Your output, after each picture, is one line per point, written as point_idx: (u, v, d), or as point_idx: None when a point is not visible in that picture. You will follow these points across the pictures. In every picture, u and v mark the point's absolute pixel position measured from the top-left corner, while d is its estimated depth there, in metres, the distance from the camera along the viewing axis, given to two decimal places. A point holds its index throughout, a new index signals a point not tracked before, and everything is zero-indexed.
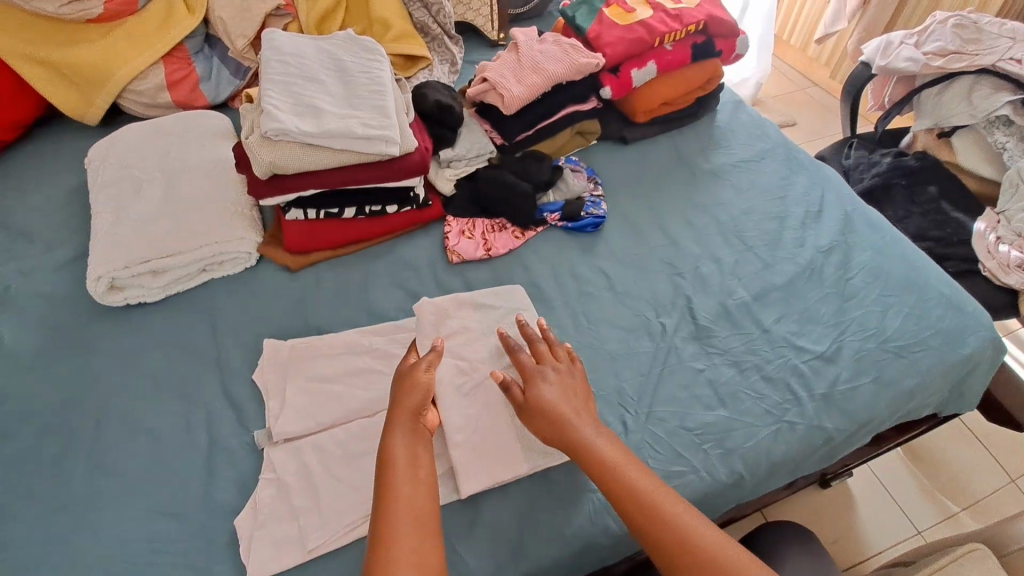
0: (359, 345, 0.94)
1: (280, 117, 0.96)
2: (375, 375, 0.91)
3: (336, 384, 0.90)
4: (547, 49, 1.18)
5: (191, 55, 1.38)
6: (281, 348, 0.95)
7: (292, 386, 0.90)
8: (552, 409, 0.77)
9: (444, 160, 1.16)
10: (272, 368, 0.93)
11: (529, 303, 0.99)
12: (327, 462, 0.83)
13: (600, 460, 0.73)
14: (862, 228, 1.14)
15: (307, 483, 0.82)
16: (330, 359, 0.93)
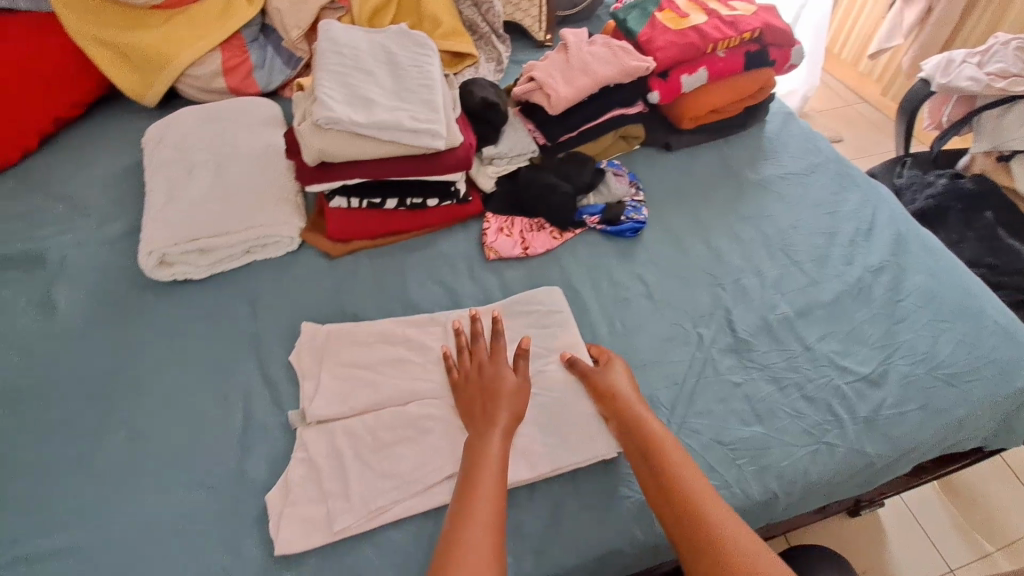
0: (391, 334, 0.95)
1: (332, 106, 0.97)
2: (410, 365, 0.91)
3: (369, 371, 0.91)
4: (597, 51, 1.17)
5: (247, 43, 1.42)
6: (318, 333, 0.97)
7: (328, 369, 0.91)
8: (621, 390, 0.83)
9: (486, 157, 1.17)
10: (310, 351, 0.95)
11: (563, 301, 0.98)
12: (359, 448, 0.83)
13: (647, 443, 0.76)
14: (916, 249, 1.09)
15: (338, 466, 0.82)
16: (367, 346, 0.94)
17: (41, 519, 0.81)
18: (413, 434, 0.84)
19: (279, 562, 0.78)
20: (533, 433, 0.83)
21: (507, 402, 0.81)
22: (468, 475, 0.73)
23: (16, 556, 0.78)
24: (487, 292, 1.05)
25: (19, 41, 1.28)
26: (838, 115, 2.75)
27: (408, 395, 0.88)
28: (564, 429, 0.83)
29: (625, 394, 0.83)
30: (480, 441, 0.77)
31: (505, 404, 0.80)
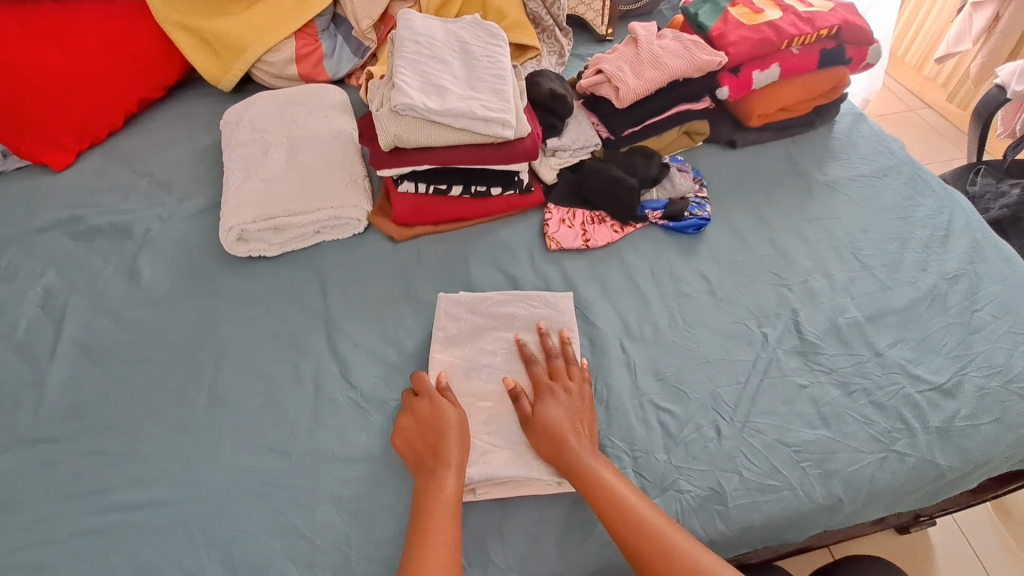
0: (518, 316, 0.96)
1: (409, 93, 1.00)
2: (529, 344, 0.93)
3: (498, 355, 0.92)
4: (668, 45, 1.16)
5: (318, 32, 1.48)
6: (459, 316, 0.96)
7: (470, 349, 0.93)
8: (554, 427, 0.79)
9: (550, 149, 1.19)
10: (450, 332, 0.95)
11: (446, 311, 0.97)
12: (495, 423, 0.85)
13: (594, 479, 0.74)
14: (993, 258, 1.05)
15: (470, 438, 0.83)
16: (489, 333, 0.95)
17: (128, 472, 0.86)
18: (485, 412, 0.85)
19: (348, 527, 0.81)
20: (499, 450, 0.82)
21: (455, 438, 0.79)
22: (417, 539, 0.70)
23: (109, 504, 0.83)
24: (547, 281, 1.06)
25: (113, 24, 1.36)
26: (895, 121, 2.66)
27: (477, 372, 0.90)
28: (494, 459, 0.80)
29: (549, 427, 0.80)
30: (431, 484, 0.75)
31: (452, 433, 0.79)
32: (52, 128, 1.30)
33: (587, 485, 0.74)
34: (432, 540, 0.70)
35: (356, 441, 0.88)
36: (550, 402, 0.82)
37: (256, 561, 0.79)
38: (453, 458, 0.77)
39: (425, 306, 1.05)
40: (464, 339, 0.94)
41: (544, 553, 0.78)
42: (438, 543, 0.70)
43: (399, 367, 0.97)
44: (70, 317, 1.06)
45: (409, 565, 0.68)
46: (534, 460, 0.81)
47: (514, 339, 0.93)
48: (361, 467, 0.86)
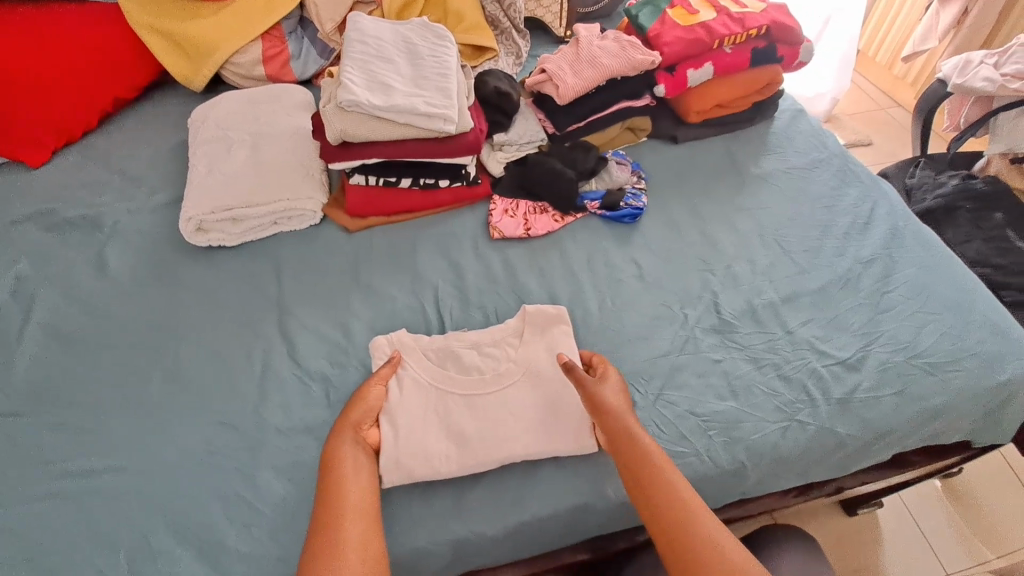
0: (433, 451, 0.85)
1: (354, 90, 1.06)
2: (438, 402, 0.90)
3: (447, 376, 0.92)
4: (606, 45, 1.22)
5: (285, 34, 1.56)
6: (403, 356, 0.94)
7: (432, 343, 0.96)
8: (612, 410, 0.82)
9: (496, 143, 1.26)
10: (422, 347, 0.96)
11: (407, 342, 0.96)
12: (520, 394, 0.91)
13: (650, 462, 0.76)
14: (911, 243, 1.11)
15: (522, 379, 0.92)
16: (422, 363, 0.93)
17: (84, 444, 0.92)
18: (489, 335, 0.97)
19: (286, 493, 0.87)
20: (523, 402, 0.90)
21: (356, 414, 0.85)
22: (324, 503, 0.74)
23: (63, 472, 0.89)
24: (488, 268, 1.13)
25: (85, 27, 1.43)
26: (866, 119, 2.74)
27: (451, 356, 0.95)
28: (534, 407, 0.90)
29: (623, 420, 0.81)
30: (333, 450, 0.79)
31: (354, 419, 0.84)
32: (29, 128, 1.37)
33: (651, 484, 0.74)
34: (341, 492, 0.75)
35: (297, 414, 0.94)
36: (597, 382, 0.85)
37: (197, 523, 0.84)
38: (348, 425, 0.83)
39: (372, 292, 1.11)
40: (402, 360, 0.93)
41: (463, 513, 0.84)
42: (352, 496, 0.75)
43: (343, 346, 1.02)
44: (38, 303, 1.12)
45: (323, 517, 0.72)
46: (545, 434, 0.87)
47: (424, 388, 0.91)
48: (300, 439, 0.92)
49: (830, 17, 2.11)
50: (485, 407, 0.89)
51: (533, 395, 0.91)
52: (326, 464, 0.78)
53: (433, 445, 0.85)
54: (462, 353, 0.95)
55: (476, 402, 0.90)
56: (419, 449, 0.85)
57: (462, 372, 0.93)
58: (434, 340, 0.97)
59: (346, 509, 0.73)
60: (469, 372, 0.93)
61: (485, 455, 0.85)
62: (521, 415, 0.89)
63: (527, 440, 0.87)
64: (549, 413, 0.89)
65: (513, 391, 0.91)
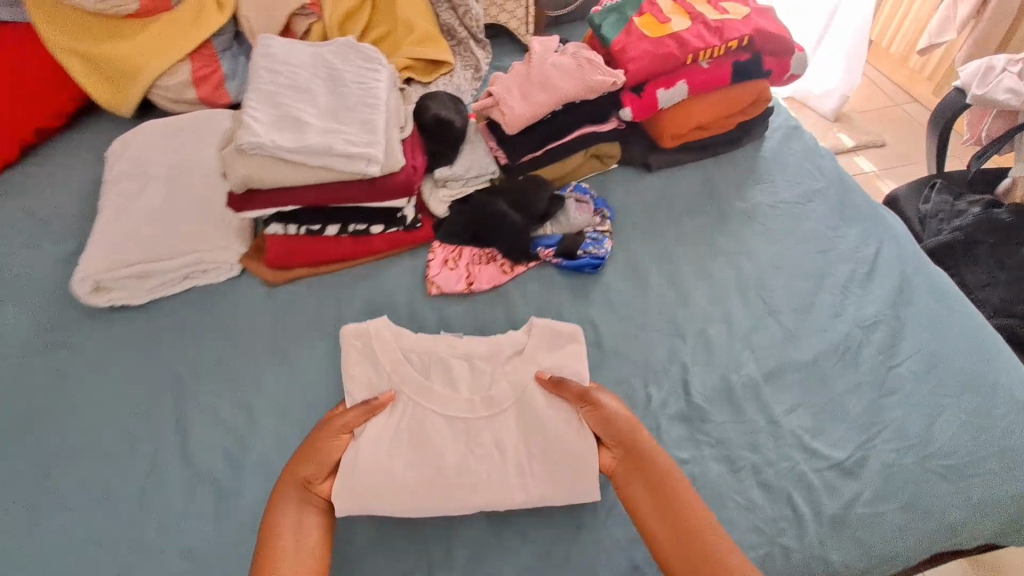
0: (402, 483, 0.76)
1: (257, 130, 0.90)
2: (416, 423, 0.81)
3: (431, 392, 0.83)
4: (560, 63, 1.05)
5: (217, 53, 1.38)
6: (382, 363, 0.85)
7: (418, 352, 0.87)
8: (620, 427, 0.77)
9: (439, 179, 1.09)
10: (405, 357, 0.87)
11: (391, 344, 0.87)
12: (514, 416, 0.82)
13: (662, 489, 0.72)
14: (924, 297, 0.92)
15: (516, 400, 0.83)
16: (404, 376, 0.84)
17: None
18: (488, 344, 0.88)
19: None
20: (511, 423, 0.81)
21: (310, 461, 0.75)
22: (261, 572, 0.66)
23: None
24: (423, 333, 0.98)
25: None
26: (879, 117, 2.51)
27: (441, 365, 0.86)
28: (527, 427, 0.81)
29: (632, 436, 0.76)
30: (272, 518, 0.70)
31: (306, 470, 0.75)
32: None
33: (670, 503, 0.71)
34: (283, 561, 0.67)
35: (183, 527, 0.80)
36: (608, 398, 0.80)
37: None
38: (294, 481, 0.74)
39: (287, 365, 0.96)
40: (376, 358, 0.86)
41: None
42: (292, 567, 0.67)
43: (246, 437, 0.88)
44: None
45: None
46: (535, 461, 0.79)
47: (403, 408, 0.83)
48: (184, 560, 0.77)
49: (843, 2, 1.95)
50: (472, 430, 0.81)
51: (522, 420, 0.81)
52: (265, 533, 0.70)
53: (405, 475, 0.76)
54: (453, 363, 0.86)
55: (459, 426, 0.81)
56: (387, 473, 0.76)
57: (452, 389, 0.84)
58: (421, 346, 0.88)
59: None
60: (457, 389, 0.84)
61: (462, 493, 0.76)
62: (506, 444, 0.80)
63: (508, 481, 0.77)
64: (538, 448, 0.79)
65: (504, 412, 0.82)
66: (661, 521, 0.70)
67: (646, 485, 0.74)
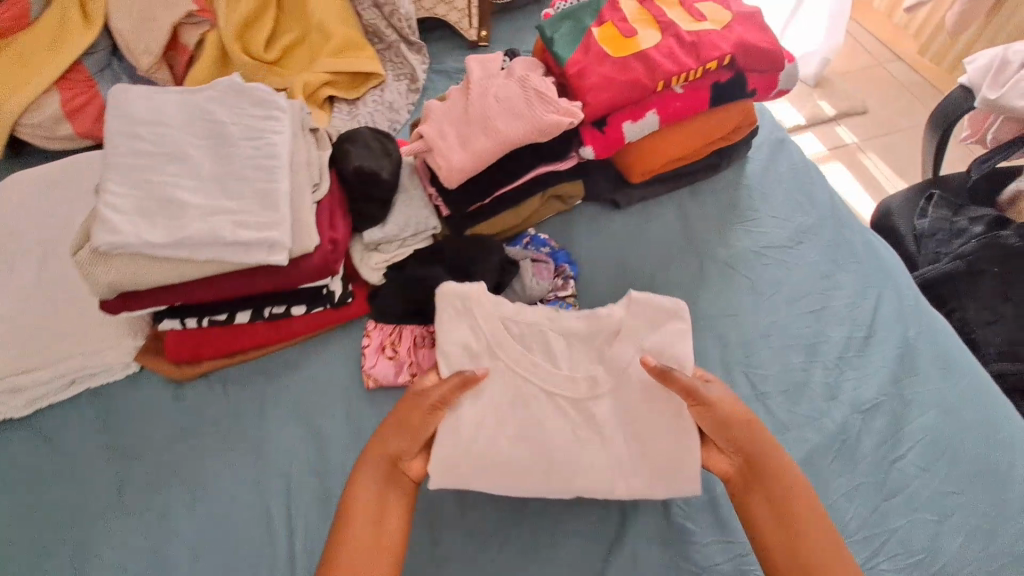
0: (507, 470, 0.72)
1: (116, 224, 0.70)
2: (520, 409, 0.75)
3: (529, 372, 0.76)
4: (504, 97, 0.85)
5: (93, 75, 1.13)
6: (476, 324, 0.77)
7: (516, 314, 0.77)
8: (736, 420, 0.71)
9: (370, 243, 0.91)
10: (501, 319, 0.77)
11: (490, 311, 0.77)
12: (621, 404, 0.75)
13: (780, 477, 0.69)
14: (927, 367, 0.83)
15: (620, 382, 0.75)
16: (501, 353, 0.76)
17: None
18: (582, 321, 0.78)
19: None
20: (608, 410, 0.75)
21: (396, 441, 0.72)
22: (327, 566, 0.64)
23: None
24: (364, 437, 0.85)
25: None
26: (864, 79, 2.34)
27: (539, 342, 0.78)
28: (637, 417, 0.74)
29: (751, 432, 0.71)
30: (352, 495, 0.69)
31: (386, 447, 0.72)
32: None
33: (778, 494, 0.67)
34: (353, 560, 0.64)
35: None
36: (715, 394, 0.71)
37: None
38: (375, 462, 0.71)
39: (207, 489, 0.82)
40: (461, 329, 0.77)
41: None
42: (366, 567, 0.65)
43: None
44: None
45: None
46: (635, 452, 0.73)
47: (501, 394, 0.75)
48: None
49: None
50: (586, 412, 0.75)
51: (621, 404, 0.75)
52: (344, 511, 0.68)
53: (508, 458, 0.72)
54: (552, 340, 0.77)
55: (563, 410, 0.75)
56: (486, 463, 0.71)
57: (552, 364, 0.77)
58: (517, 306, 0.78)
59: None
60: (559, 365, 0.77)
61: (565, 481, 0.71)
62: (610, 434, 0.74)
63: (611, 470, 0.72)
64: (641, 437, 0.73)
65: (604, 402, 0.75)
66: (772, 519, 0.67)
67: (765, 502, 0.68)
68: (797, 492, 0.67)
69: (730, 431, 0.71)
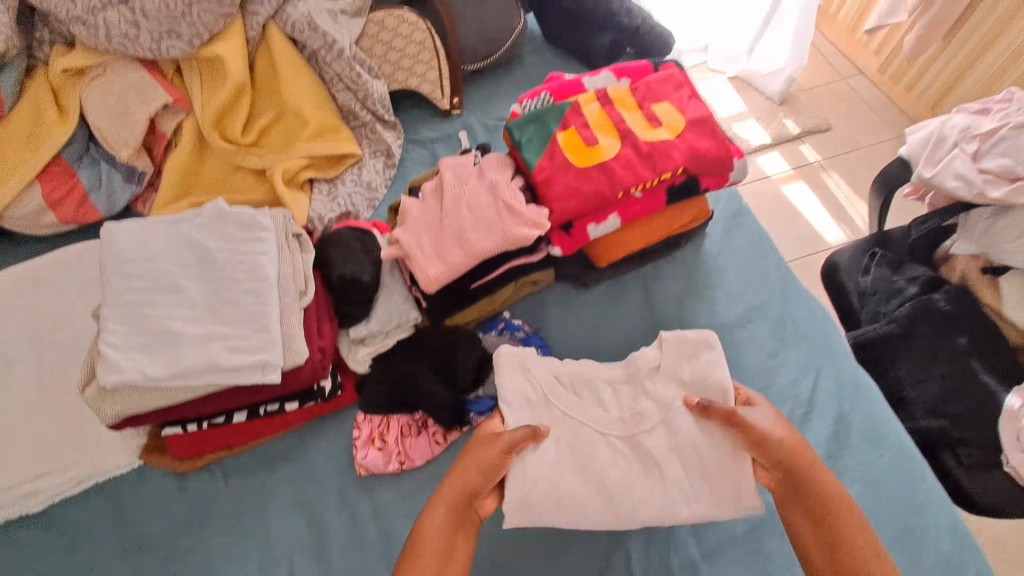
0: (575, 500, 0.82)
1: (119, 362, 0.75)
2: (582, 448, 0.86)
3: (586, 417, 0.88)
4: (476, 206, 0.92)
5: (72, 165, 1.15)
6: (532, 377, 0.90)
7: (564, 367, 0.92)
8: (786, 446, 0.80)
9: (355, 339, 0.98)
10: (554, 371, 0.91)
11: (542, 363, 0.91)
12: (673, 438, 0.85)
13: (825, 498, 0.76)
14: (858, 441, 0.93)
15: (669, 427, 0.86)
16: (560, 400, 0.89)
17: None
18: (623, 369, 0.91)
19: None
20: (662, 442, 0.86)
21: (472, 471, 0.79)
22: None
23: None
24: (358, 522, 0.93)
25: None
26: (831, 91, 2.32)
27: (590, 390, 0.90)
28: (687, 454, 0.85)
29: (794, 452, 0.80)
30: (426, 514, 0.75)
31: (458, 480, 0.78)
32: None
33: (822, 508, 0.76)
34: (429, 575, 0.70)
35: None
36: (755, 415, 0.82)
37: None
38: (449, 497, 0.77)
39: None
40: (521, 378, 0.90)
41: None
42: None
43: None
44: None
45: None
46: (693, 492, 0.83)
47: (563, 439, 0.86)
48: None
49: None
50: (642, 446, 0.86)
51: (675, 435, 0.85)
52: (416, 535, 0.74)
53: (574, 493, 0.82)
54: (600, 387, 0.90)
55: (622, 447, 0.86)
56: (562, 499, 0.82)
57: (603, 409, 0.89)
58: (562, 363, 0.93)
59: None
60: (607, 409, 0.89)
61: (628, 515, 0.82)
62: (667, 468, 0.84)
63: (673, 499, 0.83)
64: (698, 467, 0.84)
65: (655, 433, 0.86)
66: (817, 534, 0.75)
67: (806, 512, 0.77)
68: (838, 508, 0.75)
69: (781, 455, 0.80)
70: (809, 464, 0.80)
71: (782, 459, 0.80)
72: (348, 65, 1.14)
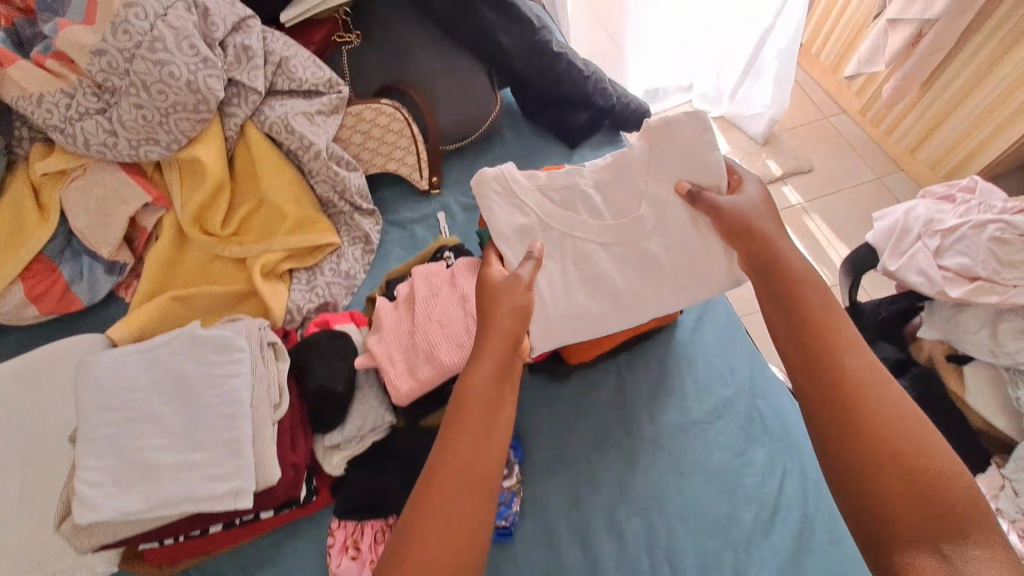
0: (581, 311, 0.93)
1: (95, 500, 0.77)
2: (583, 230, 0.96)
3: (581, 209, 0.98)
4: (447, 321, 0.94)
5: (54, 260, 1.17)
6: (531, 210, 0.97)
7: (554, 182, 0.98)
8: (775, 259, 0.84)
9: (330, 445, 0.99)
10: (546, 183, 0.98)
11: (537, 182, 0.98)
12: (661, 211, 0.95)
13: (809, 294, 0.79)
14: (821, 545, 0.95)
15: (657, 199, 0.95)
16: (562, 204, 0.98)
17: None
18: (609, 178, 0.99)
19: None
20: (657, 248, 0.96)
21: (503, 320, 0.81)
22: (450, 436, 0.71)
23: None
24: None
25: None
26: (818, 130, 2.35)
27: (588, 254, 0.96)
28: (678, 237, 0.95)
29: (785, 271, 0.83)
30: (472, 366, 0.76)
31: (496, 334, 0.80)
32: None
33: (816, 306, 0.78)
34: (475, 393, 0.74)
35: None
36: (732, 205, 0.90)
37: None
38: (492, 343, 0.79)
39: None
40: (516, 215, 0.96)
41: None
42: (483, 393, 0.74)
43: None
44: None
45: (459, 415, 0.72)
46: (681, 250, 0.95)
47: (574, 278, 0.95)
48: None
49: (779, 14, 1.80)
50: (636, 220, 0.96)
51: (665, 284, 0.96)
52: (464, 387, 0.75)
53: (587, 308, 0.94)
54: (589, 195, 0.98)
55: (624, 239, 0.96)
56: (571, 316, 0.93)
57: (599, 219, 0.97)
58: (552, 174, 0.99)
59: (481, 404, 0.73)
60: (604, 219, 0.98)
61: (633, 317, 0.96)
62: (660, 254, 0.96)
63: (666, 306, 0.97)
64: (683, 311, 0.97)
65: (651, 236, 0.96)
66: (798, 340, 0.76)
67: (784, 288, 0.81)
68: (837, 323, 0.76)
69: (775, 273, 0.83)
70: (771, 219, 0.88)
71: (764, 260, 0.85)
72: (326, 165, 1.16)
